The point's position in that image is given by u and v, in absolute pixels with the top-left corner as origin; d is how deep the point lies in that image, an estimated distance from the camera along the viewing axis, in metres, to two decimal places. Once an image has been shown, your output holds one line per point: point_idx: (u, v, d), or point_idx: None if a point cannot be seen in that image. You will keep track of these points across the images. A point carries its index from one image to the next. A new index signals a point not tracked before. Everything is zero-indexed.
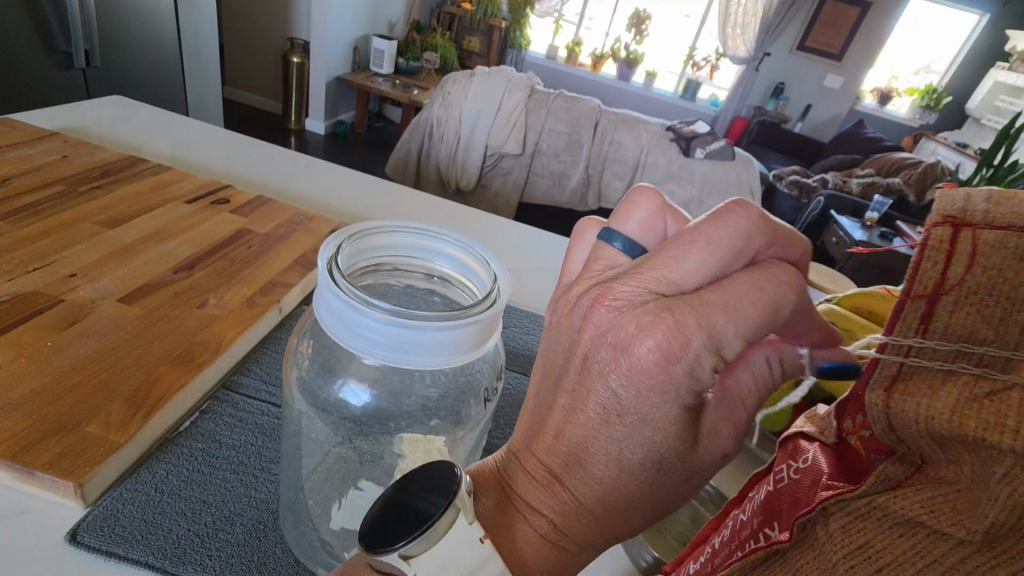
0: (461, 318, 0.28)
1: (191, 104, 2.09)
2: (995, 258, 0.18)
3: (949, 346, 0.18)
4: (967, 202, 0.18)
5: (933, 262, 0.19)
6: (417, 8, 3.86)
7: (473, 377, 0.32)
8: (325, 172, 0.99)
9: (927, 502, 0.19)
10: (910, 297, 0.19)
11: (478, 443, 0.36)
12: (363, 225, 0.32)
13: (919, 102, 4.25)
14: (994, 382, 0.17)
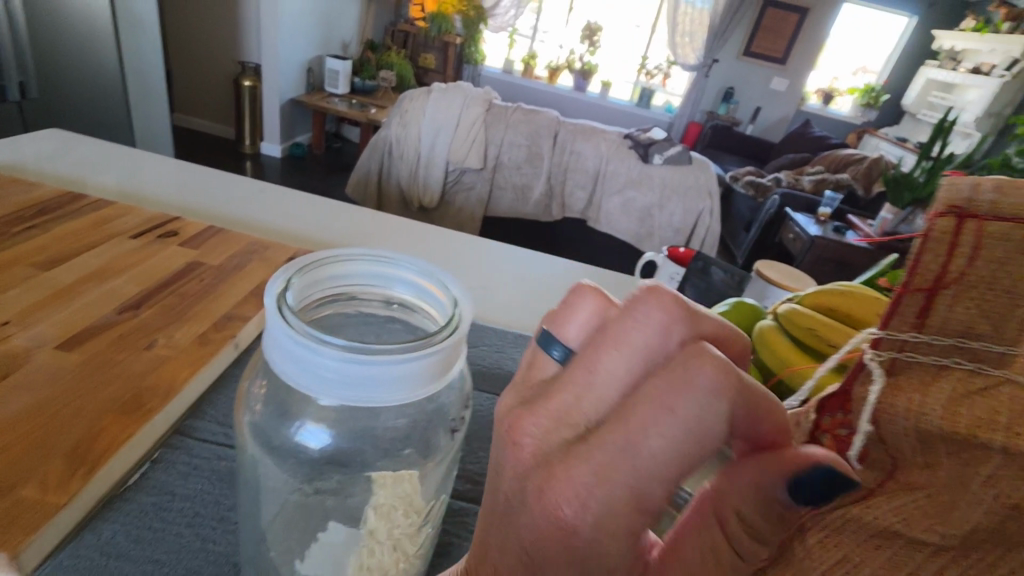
0: (424, 348, 0.27)
1: (138, 133, 2.02)
2: (994, 245, 0.17)
3: (944, 340, 0.18)
4: (974, 192, 0.17)
5: (936, 255, 0.18)
6: (371, 26, 3.84)
7: (441, 405, 0.31)
8: (285, 197, 0.97)
9: (898, 511, 0.18)
10: (909, 290, 0.18)
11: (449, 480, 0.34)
12: (316, 254, 0.30)
13: (860, 100, 4.45)
14: (983, 379, 0.17)
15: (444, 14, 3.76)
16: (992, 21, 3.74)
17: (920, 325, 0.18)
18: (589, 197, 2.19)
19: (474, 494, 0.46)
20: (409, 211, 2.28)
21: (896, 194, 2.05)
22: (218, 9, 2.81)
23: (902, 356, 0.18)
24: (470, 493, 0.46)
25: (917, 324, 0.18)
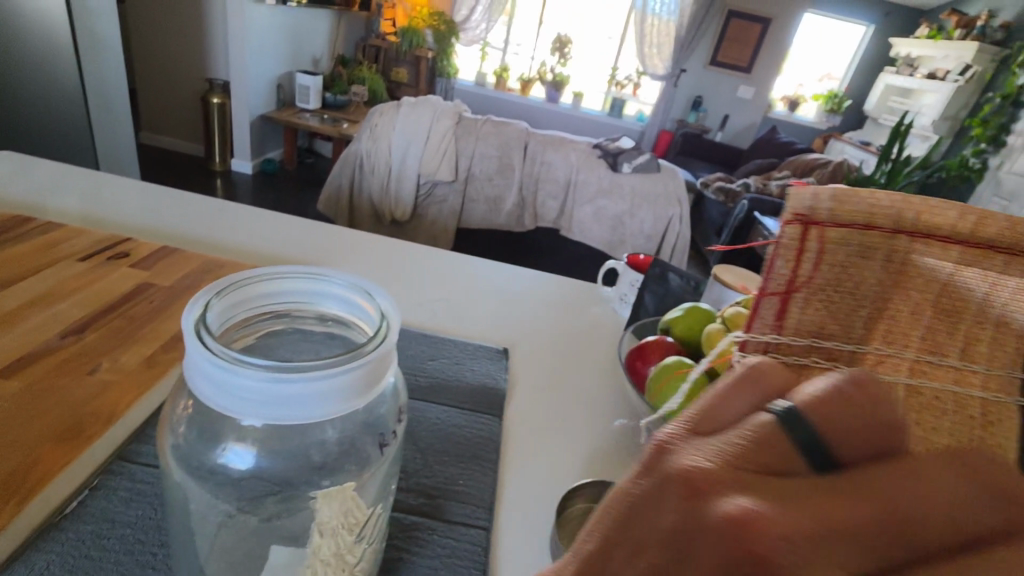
0: (352, 362, 0.27)
1: (102, 154, 1.98)
2: (834, 250, 0.21)
3: (803, 340, 0.21)
4: (812, 203, 0.22)
5: (786, 261, 0.22)
6: (342, 42, 3.85)
7: (375, 414, 0.31)
8: (249, 216, 0.96)
9: None
10: (766, 294, 0.22)
11: (392, 488, 0.34)
12: (239, 276, 0.30)
13: (824, 106, 4.58)
14: (840, 372, 0.20)
15: (415, 29, 3.83)
16: (945, 28, 3.89)
17: (781, 327, 0.21)
18: (561, 206, 2.20)
19: (427, 508, 0.46)
20: (381, 225, 2.27)
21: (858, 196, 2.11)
22: (184, 27, 2.79)
23: (773, 356, 0.21)
24: (424, 507, 0.46)
25: (779, 324, 0.22)
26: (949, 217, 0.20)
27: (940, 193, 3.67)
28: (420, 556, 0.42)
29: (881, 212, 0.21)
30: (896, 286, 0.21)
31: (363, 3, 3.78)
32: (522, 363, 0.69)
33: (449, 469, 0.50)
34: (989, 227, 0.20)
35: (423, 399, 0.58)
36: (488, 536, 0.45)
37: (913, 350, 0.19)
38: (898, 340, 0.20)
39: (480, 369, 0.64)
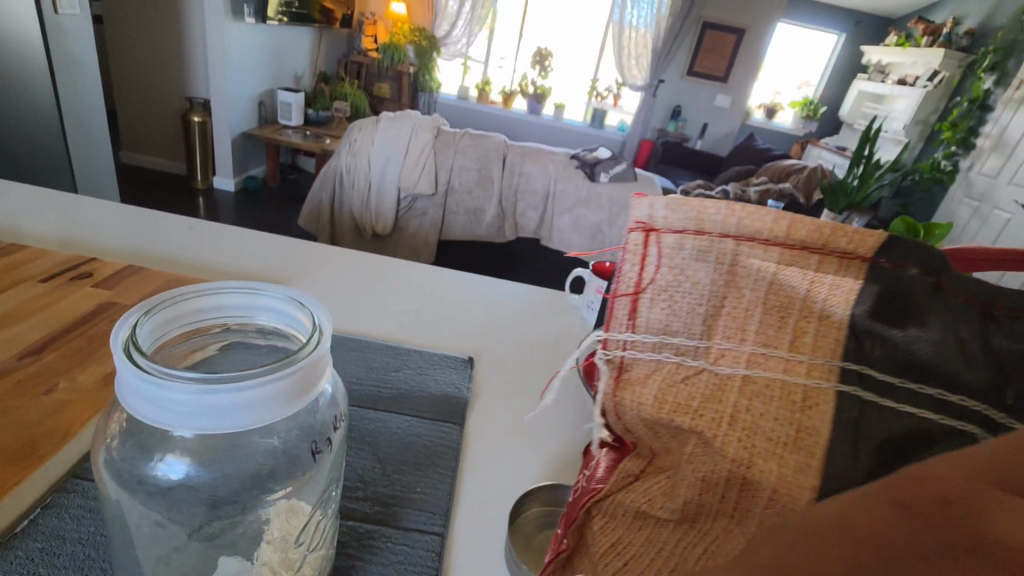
0: (282, 371, 0.28)
1: (79, 175, 1.97)
2: (672, 256, 0.27)
3: (651, 338, 0.27)
4: (650, 218, 0.28)
5: (633, 265, 0.28)
6: (323, 58, 3.87)
7: (312, 413, 0.32)
8: (220, 234, 0.96)
9: (646, 493, 0.27)
10: (619, 295, 0.28)
11: (332, 496, 0.36)
12: (174, 293, 0.31)
13: (801, 113, 4.67)
14: (688, 366, 0.26)
15: (396, 45, 3.86)
16: (913, 36, 4.00)
17: (635, 325, 0.27)
18: (541, 217, 2.23)
19: (382, 516, 0.46)
20: (363, 239, 2.28)
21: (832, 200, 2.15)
22: (163, 46, 2.79)
23: (629, 351, 0.27)
24: (378, 515, 0.46)
25: (631, 322, 0.27)
26: (765, 223, 0.26)
27: (915, 196, 3.75)
28: (372, 564, 0.42)
29: (711, 223, 0.26)
30: (726, 285, 0.26)
31: (344, 21, 3.81)
32: (487, 371, 0.70)
33: (407, 478, 0.51)
34: (797, 231, 0.26)
35: (385, 409, 0.59)
36: (443, 543, 0.46)
37: (748, 344, 0.25)
38: (734, 335, 0.26)
39: (444, 378, 0.65)
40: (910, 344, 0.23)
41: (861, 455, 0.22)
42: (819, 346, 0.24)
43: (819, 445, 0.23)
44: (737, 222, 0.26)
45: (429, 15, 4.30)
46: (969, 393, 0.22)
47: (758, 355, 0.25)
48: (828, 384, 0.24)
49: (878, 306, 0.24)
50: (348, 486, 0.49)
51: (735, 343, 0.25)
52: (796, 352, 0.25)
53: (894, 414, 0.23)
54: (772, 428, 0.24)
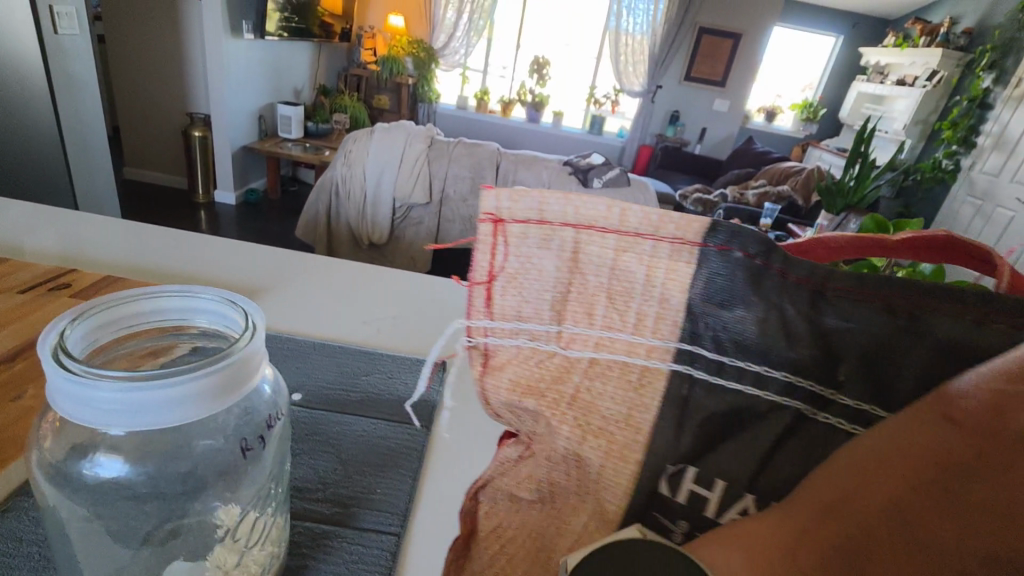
0: (213, 366, 0.29)
1: (80, 192, 2.01)
2: (521, 245, 0.25)
3: (508, 325, 0.26)
4: (498, 203, 0.25)
5: (486, 254, 0.26)
6: (323, 72, 3.93)
7: (253, 407, 0.33)
8: (204, 245, 0.97)
9: (516, 476, 0.28)
10: (476, 284, 0.26)
11: (272, 493, 0.36)
12: (111, 297, 0.32)
13: (801, 115, 4.66)
14: (544, 350, 0.26)
15: (395, 57, 3.90)
16: (911, 36, 3.99)
17: (491, 312, 0.26)
18: None
19: (339, 516, 0.47)
20: (360, 248, 2.30)
21: (829, 201, 2.14)
22: (165, 64, 2.85)
23: (491, 340, 0.26)
24: (335, 516, 0.47)
25: (489, 310, 0.26)
26: (600, 208, 0.25)
27: (917, 196, 3.72)
28: (325, 563, 0.43)
29: (550, 208, 0.25)
30: (571, 271, 0.25)
31: (343, 35, 3.87)
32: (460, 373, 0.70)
33: (369, 479, 0.51)
34: (629, 215, 0.25)
35: (352, 412, 0.59)
36: (400, 542, 0.46)
37: (596, 326, 0.25)
38: (583, 317, 0.26)
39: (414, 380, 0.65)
40: (732, 331, 0.24)
41: (685, 428, 0.25)
42: (658, 327, 0.25)
43: (644, 420, 0.26)
44: (574, 207, 0.25)
45: (427, 27, 4.36)
46: (791, 370, 0.24)
47: (606, 338, 0.25)
48: (663, 365, 0.25)
49: (712, 289, 0.24)
50: (307, 489, 0.49)
51: (584, 328, 0.26)
52: (639, 333, 0.25)
53: (718, 392, 0.25)
54: (612, 405, 0.26)
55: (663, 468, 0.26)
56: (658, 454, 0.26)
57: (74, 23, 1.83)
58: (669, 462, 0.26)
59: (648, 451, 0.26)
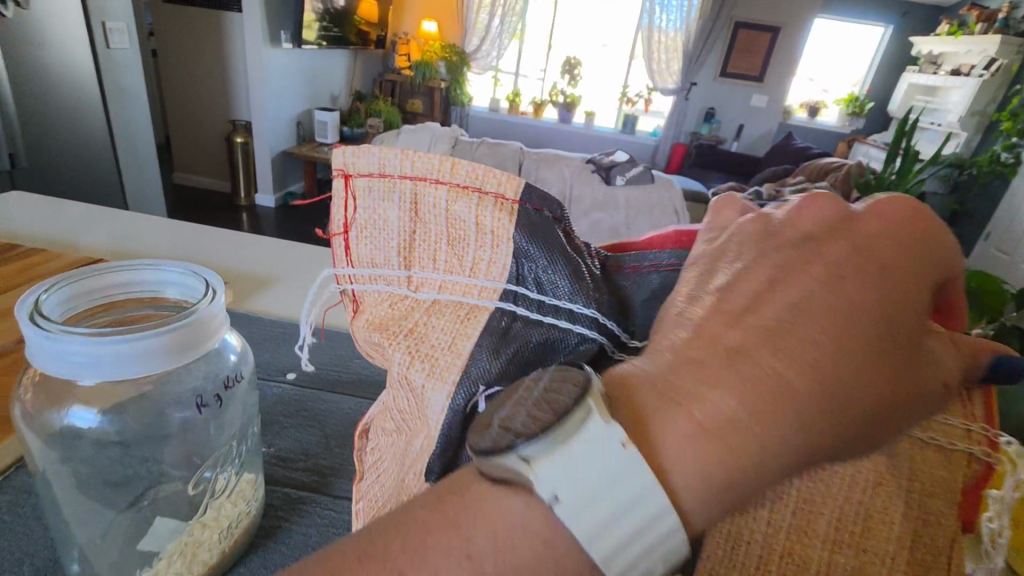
0: (172, 326, 0.32)
1: (131, 194, 2.16)
2: (367, 197, 0.28)
3: (365, 270, 0.28)
4: (347, 158, 0.27)
5: (342, 208, 0.28)
6: (359, 78, 4.06)
7: (219, 365, 0.37)
8: (223, 239, 1.01)
9: (387, 414, 0.32)
10: (336, 234, 0.29)
11: (234, 451, 0.41)
12: (90, 268, 0.36)
13: (846, 110, 4.46)
14: (398, 291, 0.28)
15: (427, 62, 3.98)
16: (966, 24, 3.76)
17: (353, 260, 0.29)
18: None
19: (315, 483, 0.49)
20: None
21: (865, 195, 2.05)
22: (210, 74, 3.01)
23: (354, 286, 0.29)
24: (312, 484, 0.49)
25: (349, 259, 0.29)
26: (432, 162, 0.27)
27: (971, 192, 3.51)
28: (297, 524, 0.45)
29: (389, 163, 0.27)
30: (413, 220, 0.28)
31: (378, 41, 3.98)
32: None
33: (350, 453, 0.53)
34: (460, 168, 0.27)
35: (342, 393, 0.61)
36: None
37: (441, 271, 0.28)
38: (429, 260, 0.28)
39: None
40: (548, 275, 0.27)
41: (501, 353, 0.26)
42: (491, 269, 0.27)
43: (466, 347, 0.27)
44: (411, 162, 0.27)
45: (459, 31, 4.43)
46: (596, 308, 0.27)
47: (448, 281, 0.28)
48: (490, 302, 0.27)
49: (530, 233, 0.27)
50: (290, 458, 0.52)
51: (428, 271, 0.28)
52: (475, 275, 0.28)
53: (538, 326, 0.27)
54: (441, 335, 0.27)
55: (472, 390, 0.26)
56: (471, 378, 0.26)
57: (125, 37, 1.97)
58: (480, 384, 0.26)
59: (463, 375, 0.26)
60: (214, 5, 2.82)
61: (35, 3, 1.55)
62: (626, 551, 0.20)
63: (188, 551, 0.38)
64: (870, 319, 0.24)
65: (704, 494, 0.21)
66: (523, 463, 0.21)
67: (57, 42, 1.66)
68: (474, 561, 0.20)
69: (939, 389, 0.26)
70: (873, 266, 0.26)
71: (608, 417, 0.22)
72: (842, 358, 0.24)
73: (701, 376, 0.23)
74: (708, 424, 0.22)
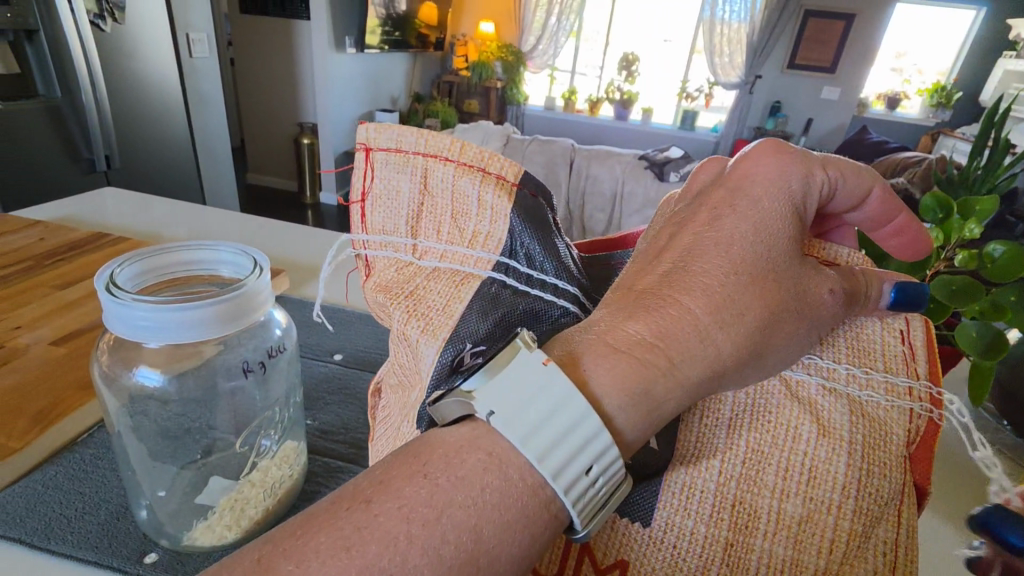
0: (219, 299, 0.35)
1: (209, 192, 2.34)
2: (383, 167, 0.33)
3: (376, 237, 0.34)
4: (369, 136, 0.33)
5: (361, 178, 0.34)
6: (418, 79, 4.18)
7: (265, 338, 0.42)
8: (283, 231, 1.08)
9: (392, 369, 0.37)
10: (354, 202, 0.34)
11: (277, 416, 0.45)
12: (161, 246, 0.40)
13: (930, 101, 4.07)
14: (402, 256, 0.34)
15: (484, 62, 4.04)
16: None
17: (367, 228, 0.34)
18: (609, 218, 2.23)
19: (352, 455, 0.53)
20: None
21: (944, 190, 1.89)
22: (280, 79, 3.20)
23: (367, 250, 0.34)
24: (349, 455, 0.53)
25: (364, 225, 0.34)
26: (443, 143, 0.33)
27: None
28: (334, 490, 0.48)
29: (405, 141, 0.33)
30: (422, 194, 0.33)
31: (436, 44, 4.08)
32: None
33: None
34: (468, 149, 0.33)
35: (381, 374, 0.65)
36: None
37: (443, 241, 0.33)
38: (431, 231, 0.33)
39: None
40: (536, 250, 0.33)
41: (490, 315, 0.31)
42: (487, 242, 0.33)
43: (457, 308, 0.32)
44: (424, 141, 0.33)
45: (516, 31, 4.45)
46: (579, 290, 0.33)
47: (448, 251, 0.33)
48: (483, 271, 0.33)
49: (524, 211, 0.33)
50: (330, 430, 0.55)
51: (432, 241, 0.33)
52: (472, 247, 0.33)
53: (523, 296, 0.32)
54: (437, 298, 0.33)
55: (459, 349, 0.30)
56: (458, 337, 0.30)
57: (206, 47, 2.16)
58: (467, 342, 0.30)
59: (453, 334, 0.31)
60: (285, 14, 2.99)
61: (129, 17, 1.71)
62: (561, 452, 0.24)
63: (236, 507, 0.42)
64: (762, 239, 0.29)
65: (625, 403, 0.26)
66: (464, 394, 0.25)
67: (149, 53, 1.83)
68: (430, 478, 0.23)
69: (825, 298, 0.30)
70: (767, 198, 0.29)
71: (532, 349, 0.26)
72: (741, 279, 0.28)
73: (618, 312, 0.28)
74: (620, 346, 0.26)
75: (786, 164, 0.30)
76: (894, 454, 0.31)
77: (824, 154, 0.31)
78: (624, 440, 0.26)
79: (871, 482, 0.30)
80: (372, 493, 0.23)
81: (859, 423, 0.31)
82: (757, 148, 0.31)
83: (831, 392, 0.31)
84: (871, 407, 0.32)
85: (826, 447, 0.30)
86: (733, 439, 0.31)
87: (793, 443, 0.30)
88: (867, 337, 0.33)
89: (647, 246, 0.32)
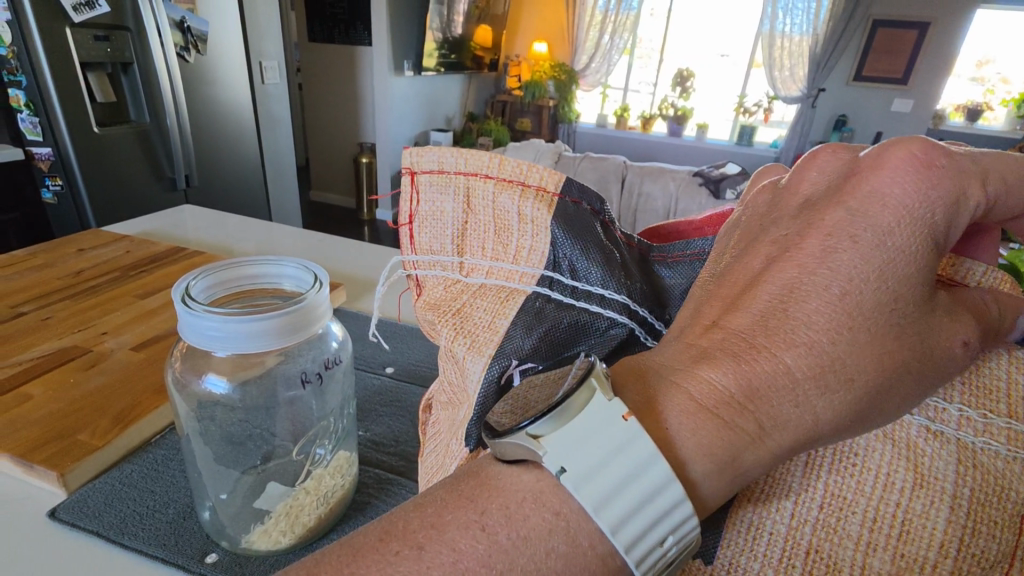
0: (277, 313, 0.37)
1: (276, 208, 2.49)
2: (427, 189, 0.35)
3: (424, 257, 0.35)
4: (412, 160, 0.35)
5: (410, 199, 0.35)
6: (473, 100, 4.29)
7: (324, 347, 0.43)
8: (345, 246, 1.12)
9: (442, 386, 0.37)
10: (401, 225, 0.36)
11: (332, 426, 0.46)
12: (233, 262, 0.43)
13: (1017, 112, 3.75)
14: (456, 276, 0.35)
15: (537, 82, 4.10)
16: None
17: (416, 248, 0.36)
18: None
19: (403, 468, 0.53)
20: None
21: None
22: (344, 102, 3.37)
23: (417, 270, 0.36)
24: (400, 467, 0.54)
25: (413, 246, 0.36)
26: (482, 160, 0.34)
27: None
28: (384, 503, 0.49)
29: (446, 162, 0.34)
30: (465, 211, 0.34)
31: (491, 65, 4.18)
32: None
33: None
34: (507, 164, 0.34)
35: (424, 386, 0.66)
36: None
37: (487, 260, 0.34)
38: (480, 251, 0.34)
39: None
40: (580, 261, 0.32)
41: (534, 330, 0.31)
42: (531, 256, 0.33)
43: (502, 325, 0.32)
44: (464, 160, 0.34)
45: (570, 50, 4.50)
46: (627, 295, 0.32)
47: (494, 267, 0.34)
48: (528, 285, 0.33)
49: (565, 222, 0.33)
50: (381, 442, 0.57)
51: (478, 258, 0.34)
52: (517, 262, 0.33)
53: (568, 309, 0.32)
54: (483, 314, 0.33)
55: (504, 365, 0.30)
56: (505, 354, 0.30)
57: (276, 74, 2.32)
58: (512, 358, 0.30)
59: (498, 350, 0.31)
60: (349, 41, 3.16)
61: (210, 49, 1.86)
62: (627, 516, 0.23)
63: (291, 513, 0.43)
64: (892, 288, 0.25)
65: (711, 470, 0.25)
66: (529, 439, 0.24)
67: (227, 81, 1.97)
68: (489, 532, 0.23)
69: (957, 349, 0.27)
70: (905, 230, 0.25)
71: (611, 395, 0.25)
72: (858, 334, 0.25)
73: (692, 355, 0.27)
74: (706, 402, 0.25)
75: (928, 181, 0.26)
76: (1007, 515, 0.28)
77: (981, 159, 0.27)
78: (702, 502, 0.25)
79: (976, 542, 0.28)
80: (425, 535, 0.24)
81: (967, 475, 0.28)
82: (884, 147, 0.27)
83: (937, 436, 0.29)
84: (985, 458, 0.28)
85: (922, 501, 0.28)
86: (810, 481, 0.29)
87: (884, 492, 0.28)
88: (990, 374, 0.30)
89: (725, 263, 0.31)
